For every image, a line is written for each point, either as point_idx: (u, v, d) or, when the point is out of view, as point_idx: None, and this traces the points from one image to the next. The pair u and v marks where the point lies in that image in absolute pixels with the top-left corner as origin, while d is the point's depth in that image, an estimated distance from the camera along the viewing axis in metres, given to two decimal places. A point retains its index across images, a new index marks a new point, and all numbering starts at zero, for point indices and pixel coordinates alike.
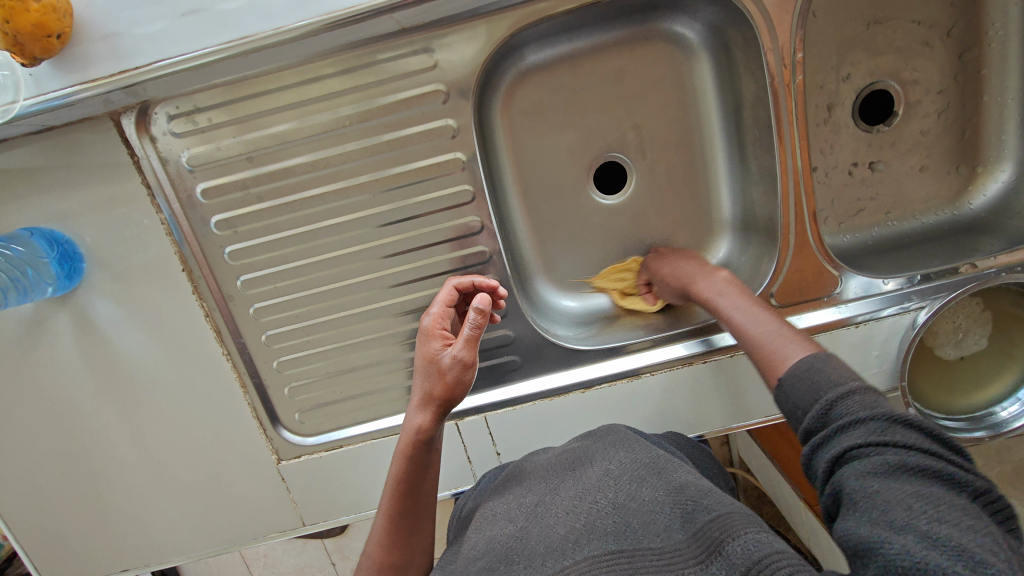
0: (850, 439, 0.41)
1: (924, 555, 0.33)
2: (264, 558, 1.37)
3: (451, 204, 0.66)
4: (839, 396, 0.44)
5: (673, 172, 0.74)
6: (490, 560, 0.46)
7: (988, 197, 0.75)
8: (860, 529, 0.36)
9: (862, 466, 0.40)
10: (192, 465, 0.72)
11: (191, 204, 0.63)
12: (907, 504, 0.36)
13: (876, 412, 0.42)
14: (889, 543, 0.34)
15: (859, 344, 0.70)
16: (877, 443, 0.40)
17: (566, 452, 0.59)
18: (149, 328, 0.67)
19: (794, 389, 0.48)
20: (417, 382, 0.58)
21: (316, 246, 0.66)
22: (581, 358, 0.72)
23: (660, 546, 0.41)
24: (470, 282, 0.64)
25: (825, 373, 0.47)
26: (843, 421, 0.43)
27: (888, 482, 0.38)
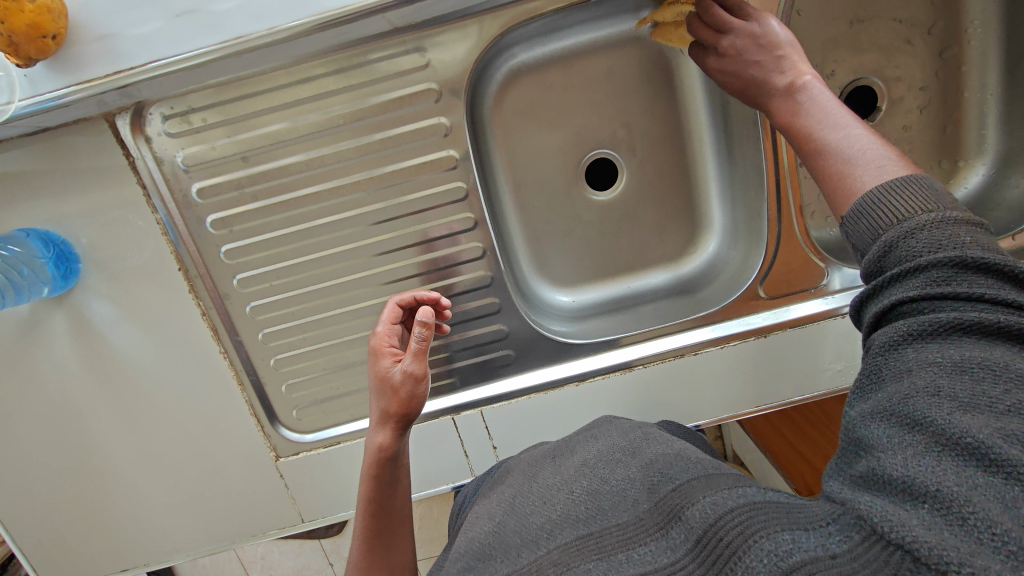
0: (901, 292, 0.37)
1: (918, 469, 0.31)
2: (262, 561, 1.38)
3: (445, 201, 0.67)
4: (903, 236, 0.38)
5: (662, 168, 0.76)
6: (470, 560, 0.45)
7: (970, 189, 0.77)
8: (873, 428, 0.35)
9: (904, 327, 0.36)
10: (190, 463, 0.73)
11: (186, 204, 0.64)
12: (929, 391, 0.33)
13: (944, 253, 0.36)
14: (889, 453, 0.33)
15: (847, 335, 0.71)
16: (929, 296, 0.36)
17: (561, 443, 0.60)
18: (145, 327, 0.67)
19: (854, 230, 0.42)
20: (373, 401, 0.60)
21: (312, 245, 0.67)
22: (574, 351, 0.74)
23: (626, 520, 0.41)
24: (412, 297, 0.64)
25: (890, 207, 0.40)
26: (899, 269, 0.38)
27: (918, 360, 0.35)
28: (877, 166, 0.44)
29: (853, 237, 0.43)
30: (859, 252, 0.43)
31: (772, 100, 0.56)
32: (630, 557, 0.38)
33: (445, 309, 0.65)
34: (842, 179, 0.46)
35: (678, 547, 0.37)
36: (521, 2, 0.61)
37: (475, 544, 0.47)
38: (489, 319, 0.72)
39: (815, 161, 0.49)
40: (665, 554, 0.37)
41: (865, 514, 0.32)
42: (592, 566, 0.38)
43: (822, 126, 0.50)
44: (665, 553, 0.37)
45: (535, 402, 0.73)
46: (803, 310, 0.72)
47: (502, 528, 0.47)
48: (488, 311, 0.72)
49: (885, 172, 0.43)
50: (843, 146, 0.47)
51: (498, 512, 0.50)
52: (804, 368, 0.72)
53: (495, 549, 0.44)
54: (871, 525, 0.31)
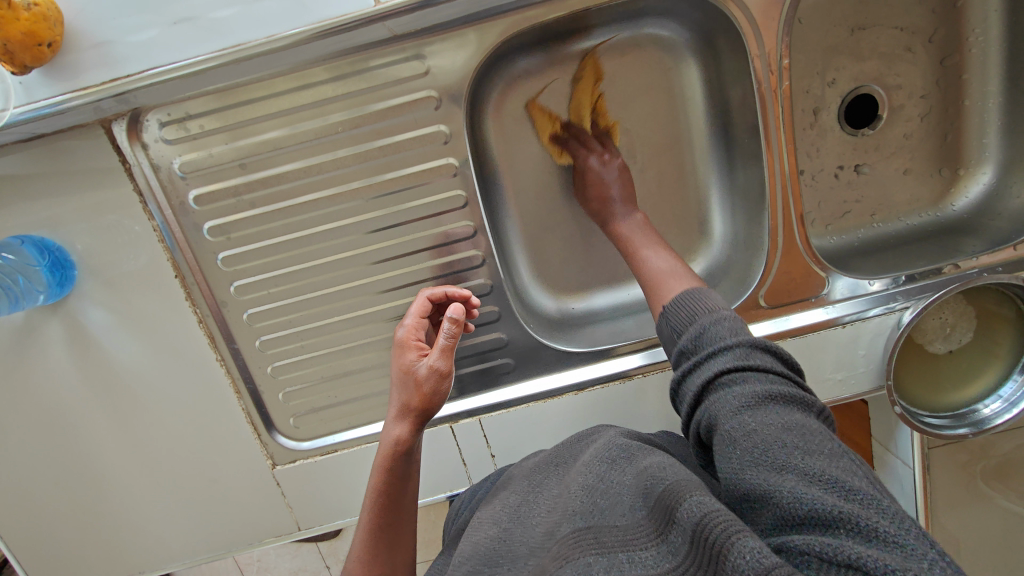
0: (719, 365, 0.47)
1: (811, 496, 0.35)
2: (258, 563, 1.38)
3: (444, 209, 0.67)
4: (713, 321, 0.51)
5: (663, 177, 0.77)
6: (475, 564, 0.48)
7: (971, 198, 0.77)
8: (747, 477, 0.39)
9: (733, 394, 0.44)
10: (186, 471, 0.72)
11: (183, 211, 0.63)
12: (780, 442, 0.39)
13: (741, 339, 0.48)
14: (780, 490, 0.36)
15: (846, 344, 0.71)
16: (741, 367, 0.46)
17: (554, 452, 0.61)
18: (141, 335, 0.66)
19: (672, 316, 0.57)
20: (395, 394, 0.60)
21: (311, 252, 0.66)
22: (573, 359, 0.73)
23: (625, 522, 0.42)
24: (443, 291, 0.65)
25: (704, 301, 0.55)
26: (716, 346, 0.48)
27: (757, 417, 0.42)
28: (673, 280, 0.62)
29: (672, 321, 0.57)
30: (677, 333, 0.56)
31: (618, 215, 0.71)
32: (632, 559, 0.39)
33: (474, 305, 0.65)
34: (657, 281, 0.63)
35: (678, 550, 0.37)
36: (521, 9, 0.61)
37: (481, 548, 0.49)
38: (489, 327, 0.72)
39: (638, 265, 0.67)
40: (666, 559, 0.37)
41: (806, 547, 0.33)
42: (591, 561, 0.39)
43: (640, 244, 0.68)
44: (665, 557, 0.38)
45: (533, 410, 0.72)
46: (804, 320, 0.71)
47: (509, 535, 0.50)
48: (488, 318, 0.71)
49: (683, 281, 0.62)
50: (655, 262, 0.65)
51: (502, 518, 0.53)
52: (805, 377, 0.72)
53: (503, 557, 0.47)
54: (818, 555, 0.32)
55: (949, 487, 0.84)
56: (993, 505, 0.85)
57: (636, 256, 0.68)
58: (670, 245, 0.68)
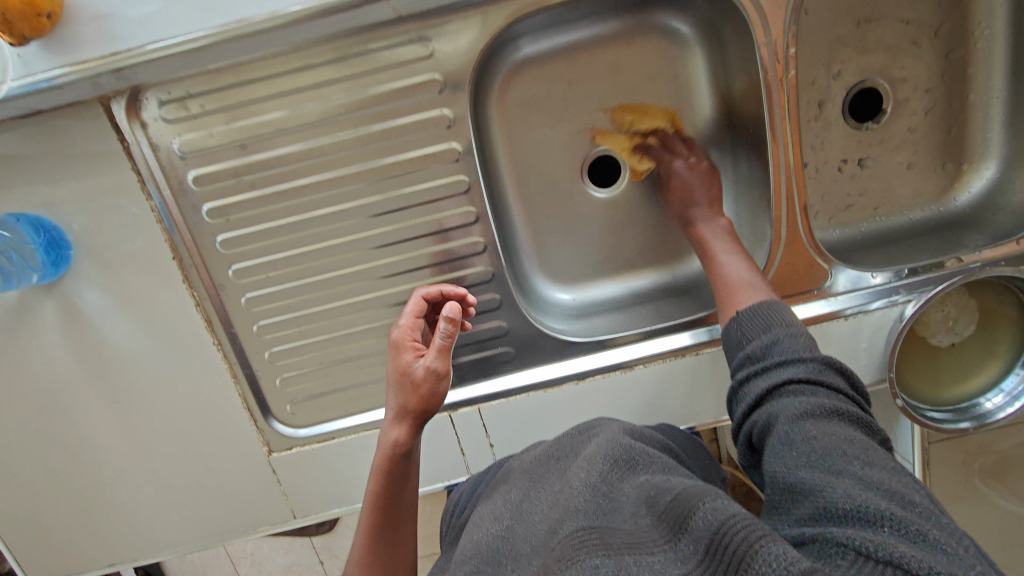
0: (790, 373, 0.52)
1: (862, 497, 0.40)
2: (251, 556, 1.43)
3: (446, 195, 0.66)
4: (788, 334, 0.56)
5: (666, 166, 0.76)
6: (479, 563, 0.49)
7: (973, 193, 0.77)
8: (801, 472, 0.44)
9: (798, 402, 0.49)
10: (182, 456, 0.71)
11: (182, 191, 0.62)
12: (840, 450, 0.44)
13: (816, 357, 0.52)
14: (832, 488, 0.41)
15: (848, 337, 0.70)
16: (813, 381, 0.51)
17: (555, 443, 0.63)
18: (137, 317, 0.66)
19: (751, 317, 0.60)
20: (391, 396, 0.62)
21: (311, 236, 0.65)
22: (573, 349, 0.73)
23: (631, 528, 0.43)
24: (438, 290, 0.65)
25: (777, 313, 0.59)
26: (788, 356, 0.53)
27: (819, 426, 0.47)
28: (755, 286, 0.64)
29: (745, 324, 0.60)
30: (746, 338, 0.59)
31: (699, 219, 0.72)
32: (640, 561, 0.40)
33: (471, 306, 0.64)
34: (735, 289, 0.65)
35: (689, 557, 0.39)
36: None
37: (484, 547, 0.51)
38: (490, 316, 0.71)
39: (716, 265, 0.68)
40: (676, 564, 0.39)
41: (846, 540, 0.37)
42: (599, 562, 0.40)
43: (718, 249, 0.69)
44: (676, 562, 0.39)
45: (533, 400, 0.72)
46: (806, 312, 0.70)
47: (511, 533, 0.51)
48: (488, 306, 0.71)
49: (762, 290, 0.64)
50: (735, 265, 0.66)
51: (504, 515, 0.54)
52: None
53: (506, 557, 0.48)
54: (857, 549, 0.36)
55: (947, 484, 0.84)
56: (990, 502, 0.85)
57: (714, 262, 0.69)
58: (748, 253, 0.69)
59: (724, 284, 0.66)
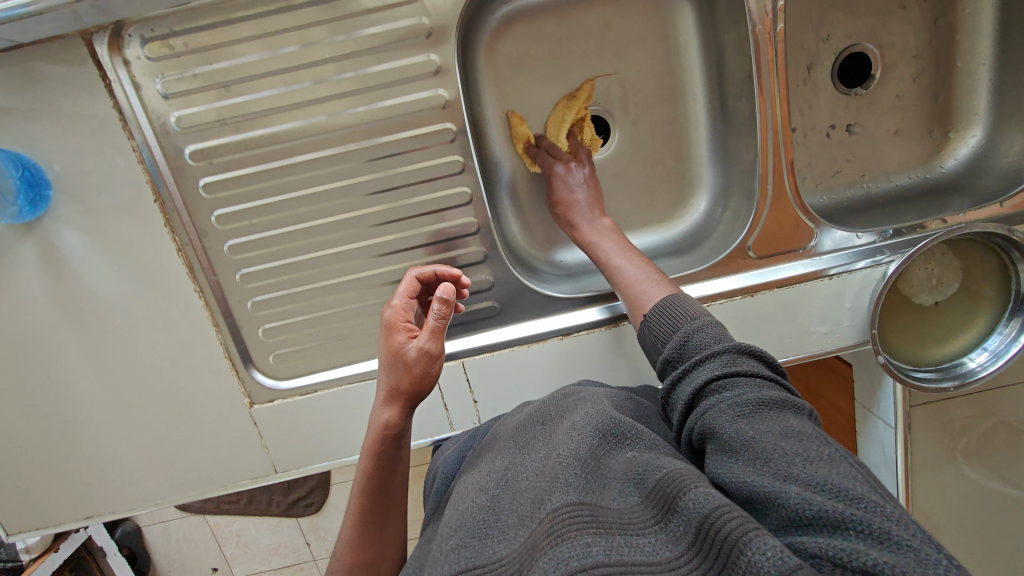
0: (708, 372, 0.48)
1: (817, 499, 0.35)
2: (237, 537, 1.58)
3: (432, 143, 0.66)
4: (694, 330, 0.53)
5: (655, 127, 0.78)
6: (462, 536, 0.46)
7: (958, 159, 0.78)
8: (748, 478, 0.39)
9: (723, 403, 0.45)
10: (163, 406, 0.71)
11: (165, 133, 0.62)
12: (782, 448, 0.39)
13: (726, 346, 0.50)
14: (784, 493, 0.36)
15: (832, 297, 0.70)
16: (729, 373, 0.47)
17: (535, 412, 0.61)
18: (118, 262, 0.65)
19: (655, 321, 0.58)
20: (383, 377, 0.62)
21: (296, 181, 0.65)
22: (557, 305, 0.73)
23: (620, 507, 0.41)
24: (432, 271, 0.66)
25: (680, 309, 0.57)
26: (704, 354, 0.50)
27: (752, 424, 0.42)
28: (649, 288, 0.63)
29: (654, 328, 0.58)
30: (660, 342, 0.57)
31: (581, 221, 0.71)
32: (630, 542, 0.38)
33: (464, 286, 0.66)
34: (632, 290, 0.64)
35: (679, 539, 0.37)
36: None
37: (467, 518, 0.48)
38: (475, 269, 0.71)
39: (612, 273, 0.67)
40: (666, 547, 0.37)
41: (817, 551, 0.33)
42: (589, 540, 0.38)
43: (610, 252, 0.68)
44: (666, 544, 0.37)
45: (517, 355, 0.71)
46: (791, 271, 0.70)
47: (497, 501, 0.48)
48: (473, 259, 0.70)
49: (660, 287, 0.64)
50: (624, 273, 0.66)
51: (489, 485, 0.51)
52: (789, 330, 0.72)
53: (491, 527, 0.45)
54: (831, 560, 0.32)
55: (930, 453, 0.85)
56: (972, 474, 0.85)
57: (606, 266, 0.68)
58: (640, 248, 0.68)
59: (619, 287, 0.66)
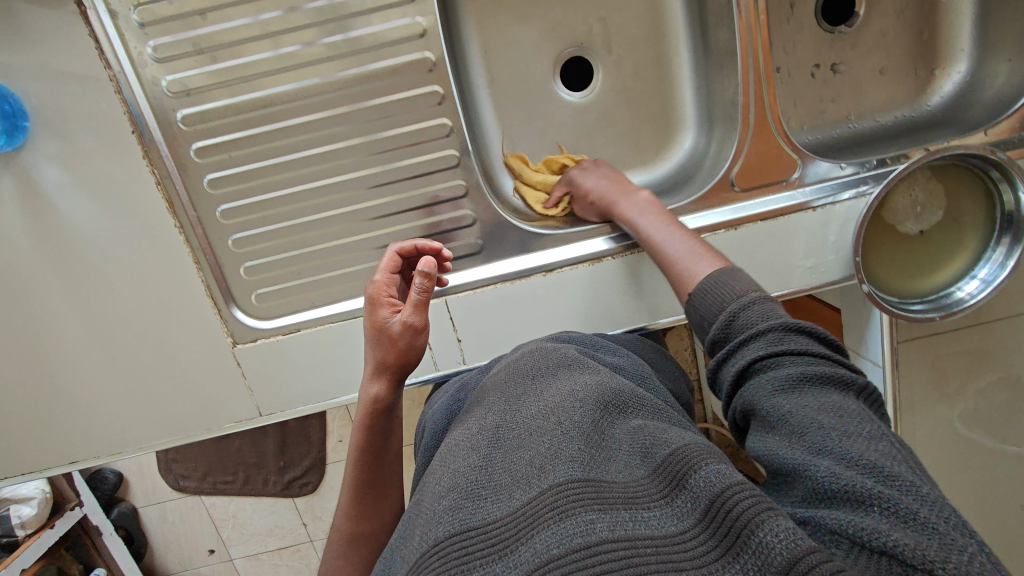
0: (752, 352, 0.47)
1: (848, 477, 0.36)
2: (234, 518, 1.57)
3: (412, 74, 0.66)
4: (741, 307, 0.51)
5: (639, 67, 0.77)
6: (455, 497, 0.43)
7: (943, 97, 0.77)
8: (782, 454, 0.40)
9: (765, 382, 0.45)
10: (147, 347, 0.71)
11: (141, 62, 0.61)
12: (819, 425, 0.40)
13: (774, 324, 0.48)
14: (816, 468, 0.37)
15: (817, 229, 0.70)
16: (775, 352, 0.46)
17: (524, 362, 0.60)
18: (98, 196, 0.65)
19: (701, 301, 0.55)
20: (369, 351, 0.64)
21: (275, 114, 0.65)
22: (540, 242, 0.72)
23: (626, 480, 0.41)
24: (413, 245, 0.66)
25: (727, 285, 0.54)
26: (748, 332, 0.48)
27: (792, 401, 0.43)
28: (695, 261, 0.59)
29: (699, 308, 0.55)
30: (706, 322, 0.54)
31: (620, 199, 0.68)
32: (636, 517, 0.38)
33: (446, 259, 0.67)
34: (678, 264, 0.60)
35: (686, 515, 0.37)
36: None
37: (460, 477, 0.45)
38: (457, 205, 0.71)
39: (655, 250, 0.63)
40: (673, 521, 0.37)
41: (837, 526, 0.34)
42: (594, 517, 0.37)
43: (650, 226, 0.64)
44: (673, 519, 0.37)
45: (500, 291, 0.71)
46: (776, 203, 0.70)
47: (489, 462, 0.46)
48: (454, 194, 0.70)
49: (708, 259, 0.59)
50: (667, 248, 0.62)
51: (481, 443, 0.49)
52: (775, 265, 0.71)
53: (485, 487, 0.43)
54: (850, 536, 0.34)
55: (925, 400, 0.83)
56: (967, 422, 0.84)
57: (649, 242, 0.64)
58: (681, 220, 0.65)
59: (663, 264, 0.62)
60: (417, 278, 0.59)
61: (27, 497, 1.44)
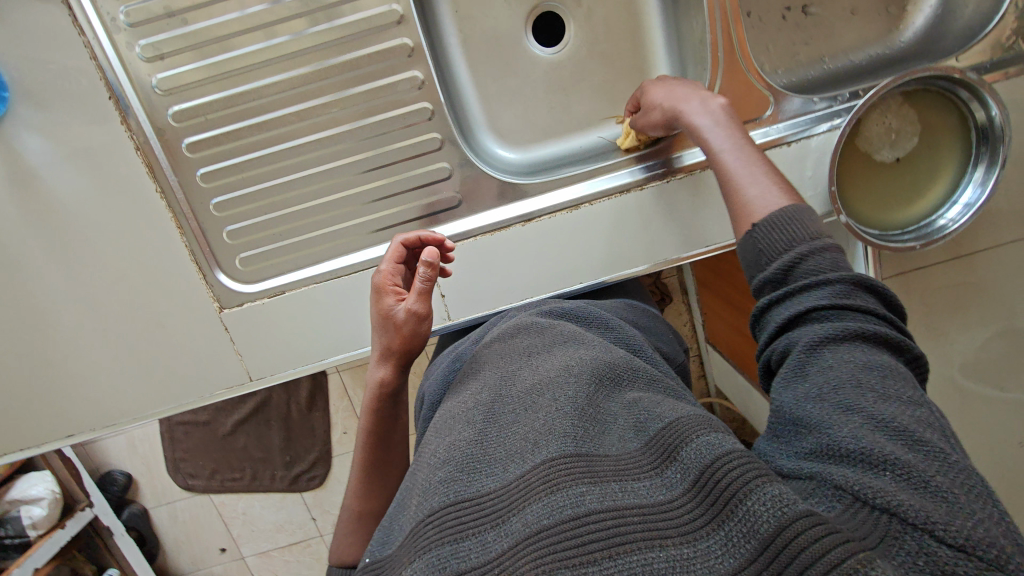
0: (811, 299, 0.47)
1: (870, 439, 0.37)
2: (243, 515, 1.58)
3: (379, 27, 0.67)
4: (814, 250, 0.48)
5: (611, 19, 0.77)
6: (449, 466, 0.42)
7: (914, 33, 0.78)
8: (811, 407, 0.41)
9: (818, 331, 0.45)
10: (135, 316, 0.72)
11: (115, 28, 0.64)
12: (856, 383, 0.40)
13: (843, 275, 0.46)
14: (839, 426, 0.38)
15: (793, 165, 0.70)
16: (836, 305, 0.45)
17: (522, 338, 0.59)
18: (79, 163, 0.66)
19: (767, 233, 0.52)
20: (375, 339, 0.64)
21: (248, 75, 0.67)
22: (517, 193, 0.73)
23: (618, 453, 0.41)
24: (417, 236, 0.67)
25: (800, 224, 0.50)
26: (811, 278, 0.47)
27: (834, 355, 0.43)
28: (761, 189, 0.55)
29: (762, 240, 0.52)
30: (768, 259, 0.51)
31: (692, 103, 0.62)
32: (626, 488, 0.38)
33: (450, 250, 0.67)
34: (739, 192, 0.56)
35: (675, 484, 0.37)
36: None
37: (454, 447, 0.44)
38: (432, 159, 0.71)
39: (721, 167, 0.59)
40: (662, 491, 0.37)
41: (844, 484, 0.35)
42: (584, 490, 0.37)
43: (718, 139, 0.59)
44: (662, 489, 0.37)
45: (482, 243, 0.71)
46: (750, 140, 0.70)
47: (484, 435, 0.45)
48: (430, 148, 0.71)
49: (772, 188, 0.55)
50: (734, 167, 0.58)
51: (476, 416, 0.48)
52: None
53: (479, 458, 0.42)
54: (854, 495, 0.35)
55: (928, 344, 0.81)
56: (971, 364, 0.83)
57: (732, 153, 0.58)
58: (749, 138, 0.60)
59: (752, 174, 0.57)
60: (421, 267, 0.59)
61: (38, 498, 1.37)
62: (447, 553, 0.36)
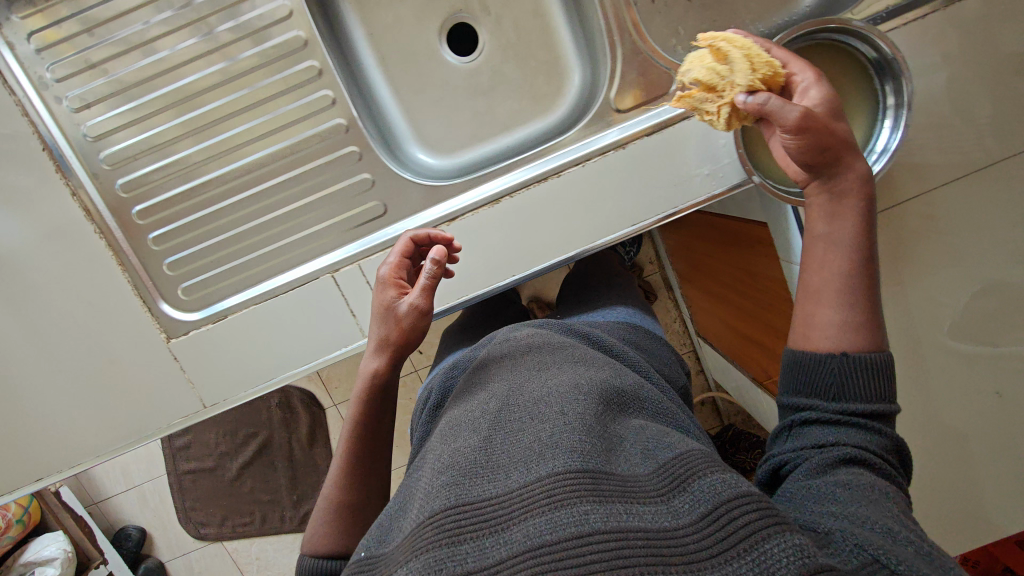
0: (862, 434, 0.48)
1: (896, 527, 0.39)
2: (257, 561, 1.52)
3: (286, 52, 0.71)
4: (880, 406, 0.49)
5: (519, 22, 0.80)
6: (452, 473, 0.41)
7: None
8: (840, 490, 0.43)
9: (861, 454, 0.46)
10: (90, 353, 0.74)
11: (43, 85, 0.69)
12: (886, 496, 0.42)
13: (890, 432, 0.49)
14: (869, 510, 0.40)
15: (704, 136, 0.70)
16: (880, 452, 0.47)
17: (532, 355, 0.59)
18: (21, 213, 0.70)
19: (853, 353, 0.50)
20: (373, 331, 0.64)
21: (172, 113, 0.72)
22: (444, 192, 0.75)
23: (626, 474, 0.40)
24: (427, 235, 0.68)
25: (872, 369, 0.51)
26: (867, 418, 0.49)
27: (866, 474, 0.45)
28: (848, 305, 0.52)
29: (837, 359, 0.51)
30: (834, 379, 0.51)
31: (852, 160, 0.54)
32: (632, 508, 0.36)
33: (456, 250, 0.69)
34: (817, 290, 0.54)
35: (682, 512, 0.36)
36: None
37: (459, 455, 0.43)
38: (354, 171, 0.74)
39: (814, 236, 0.55)
40: (669, 517, 0.36)
41: (866, 545, 0.37)
42: (589, 509, 0.35)
43: (838, 217, 0.54)
44: (671, 515, 0.36)
45: None
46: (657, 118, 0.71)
47: (490, 444, 0.44)
48: (350, 160, 0.74)
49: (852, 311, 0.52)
50: (841, 252, 0.53)
51: (482, 426, 0.47)
52: (671, 177, 0.72)
53: (483, 466, 0.41)
54: (874, 555, 0.36)
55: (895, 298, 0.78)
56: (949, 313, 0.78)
57: (857, 244, 0.53)
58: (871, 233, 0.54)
59: (863, 285, 0.52)
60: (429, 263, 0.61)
61: (50, 558, 1.32)
62: (444, 555, 0.34)
